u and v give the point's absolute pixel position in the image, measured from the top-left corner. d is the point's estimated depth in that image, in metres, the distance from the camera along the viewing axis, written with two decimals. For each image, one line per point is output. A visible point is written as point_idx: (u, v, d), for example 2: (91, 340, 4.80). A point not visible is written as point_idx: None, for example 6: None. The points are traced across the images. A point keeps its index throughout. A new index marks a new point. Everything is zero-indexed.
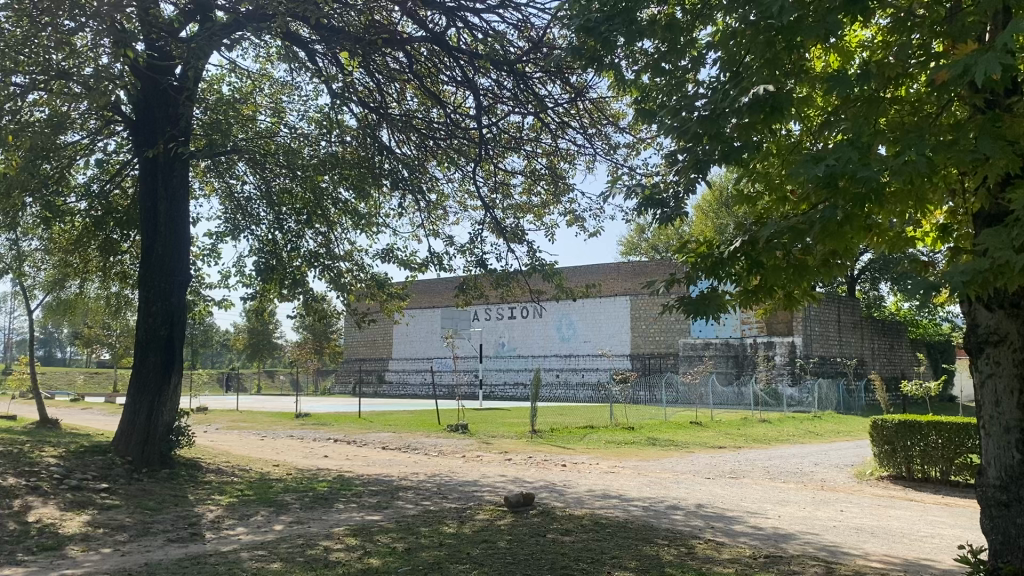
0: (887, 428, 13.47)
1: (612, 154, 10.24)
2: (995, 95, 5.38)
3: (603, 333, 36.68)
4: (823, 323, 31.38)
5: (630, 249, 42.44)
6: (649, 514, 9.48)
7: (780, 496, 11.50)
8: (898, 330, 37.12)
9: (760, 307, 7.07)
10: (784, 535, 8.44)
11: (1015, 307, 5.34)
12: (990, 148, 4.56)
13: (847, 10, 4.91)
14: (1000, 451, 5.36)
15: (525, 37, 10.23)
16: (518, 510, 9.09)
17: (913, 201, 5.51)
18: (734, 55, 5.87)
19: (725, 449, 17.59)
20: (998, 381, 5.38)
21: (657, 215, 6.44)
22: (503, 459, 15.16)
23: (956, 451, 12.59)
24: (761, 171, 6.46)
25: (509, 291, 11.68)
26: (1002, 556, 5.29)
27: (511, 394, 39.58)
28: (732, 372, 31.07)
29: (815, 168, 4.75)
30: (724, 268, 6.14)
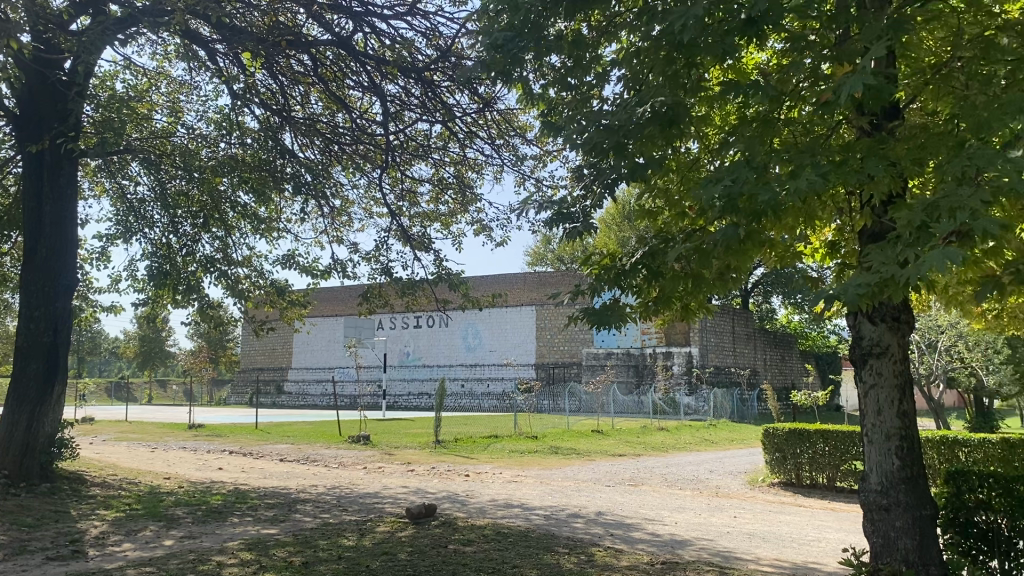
0: (777, 436, 14.03)
1: (520, 166, 10.30)
2: (878, 119, 5.67)
3: (509, 342, 36.79)
4: (718, 334, 32.36)
5: (537, 259, 42.82)
6: (551, 522, 9.54)
7: (677, 502, 11.77)
8: (789, 342, 38.65)
9: (659, 319, 7.22)
10: (681, 542, 8.63)
11: (896, 321, 5.65)
12: (875, 168, 4.82)
13: (746, 34, 5.12)
14: (882, 457, 5.62)
15: (434, 45, 10.20)
16: (419, 521, 8.99)
17: (805, 218, 5.75)
18: (637, 72, 6.02)
19: (625, 458, 17.89)
20: (881, 391, 5.65)
21: (567, 230, 6.46)
22: (405, 470, 15.00)
23: (841, 457, 13.15)
24: (662, 187, 6.66)
25: (415, 300, 11.60)
26: (882, 558, 5.53)
27: (414, 404, 39.31)
28: (633, 381, 31.85)
29: (717, 187, 4.93)
30: (626, 279, 6.23)
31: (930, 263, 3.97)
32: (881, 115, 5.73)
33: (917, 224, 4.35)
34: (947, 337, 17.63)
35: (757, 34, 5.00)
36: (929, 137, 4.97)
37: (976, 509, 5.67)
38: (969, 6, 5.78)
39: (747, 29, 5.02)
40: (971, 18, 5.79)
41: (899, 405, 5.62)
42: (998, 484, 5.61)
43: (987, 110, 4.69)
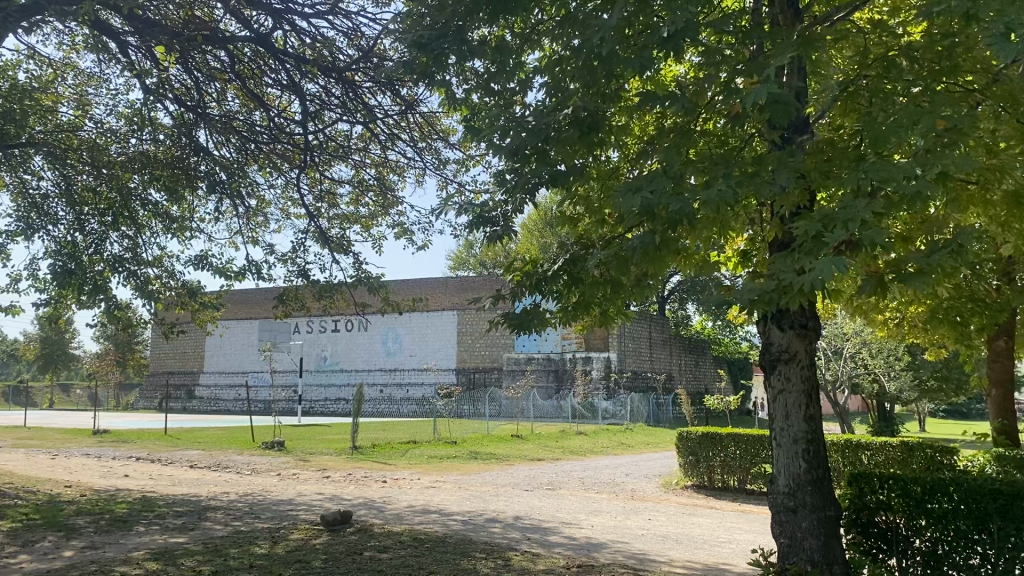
0: (691, 439, 14.32)
1: (442, 170, 10.25)
2: (788, 133, 5.85)
3: (428, 347, 36.55)
4: (636, 340, 32.88)
5: (458, 264, 42.74)
6: (468, 528, 9.52)
7: (594, 506, 11.89)
8: (703, 348, 39.56)
9: (579, 324, 7.29)
10: (596, 545, 8.73)
11: (804, 328, 5.83)
12: (784, 181, 4.98)
13: (663, 48, 5.21)
14: (789, 460, 5.80)
15: (356, 45, 10.07)
16: (335, 528, 8.83)
17: (718, 227, 5.90)
18: (559, 80, 6.05)
19: (543, 462, 18.00)
20: (788, 396, 5.84)
21: (487, 233, 6.47)
22: (320, 476, 14.73)
23: (751, 460, 13.52)
24: (583, 195, 6.75)
25: (333, 304, 11.42)
26: (789, 558, 5.69)
27: (331, 410, 38.81)
28: (552, 386, 32.07)
29: (634, 197, 5.02)
30: (547, 285, 6.30)
31: (830, 270, 4.13)
32: (792, 129, 5.91)
33: (815, 233, 4.54)
34: (852, 344, 18.33)
35: (675, 49, 5.10)
36: (835, 152, 5.17)
37: (877, 509, 5.87)
38: (875, 28, 6.03)
39: (664, 43, 5.11)
40: (877, 39, 6.05)
41: (806, 410, 5.82)
42: (897, 485, 5.82)
43: (886, 125, 4.87)
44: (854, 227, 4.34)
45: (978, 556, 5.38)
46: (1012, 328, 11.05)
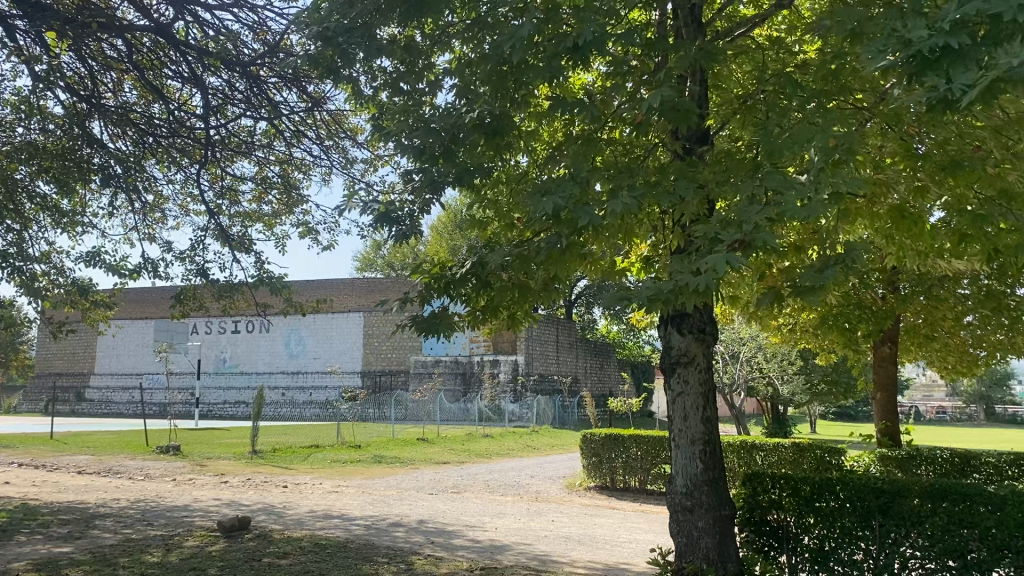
0: (594, 441, 14.53)
1: (349, 170, 10.09)
2: (690, 143, 6.03)
3: (333, 349, 35.98)
4: (544, 343, 33.12)
5: (366, 265, 42.22)
6: (371, 532, 9.42)
7: (498, 508, 11.95)
8: (607, 351, 40.22)
9: (487, 327, 7.33)
10: (499, 547, 8.76)
11: (702, 332, 6.02)
12: (685, 191, 5.14)
13: (570, 56, 5.27)
14: (687, 461, 5.97)
15: (261, 39, 9.84)
16: (232, 535, 8.59)
17: (622, 233, 6.02)
18: (468, 84, 6.04)
19: (449, 465, 17.96)
20: (687, 398, 6.02)
21: (394, 233, 6.39)
22: (218, 481, 14.29)
23: (652, 461, 13.83)
24: (492, 198, 6.82)
25: (233, 304, 11.11)
26: (686, 556, 5.85)
27: (231, 413, 37.73)
28: (459, 389, 32.13)
29: (541, 200, 5.09)
30: (455, 288, 6.29)
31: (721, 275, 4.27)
32: (694, 139, 6.10)
33: (711, 235, 4.73)
34: (749, 349, 18.97)
35: (582, 56, 5.18)
36: (732, 163, 5.34)
37: (769, 509, 6.05)
38: (773, 45, 6.28)
39: (571, 50, 5.18)
40: (774, 56, 6.30)
41: (704, 412, 6.01)
42: (788, 484, 6.03)
43: (780, 138, 5.06)
44: (745, 232, 4.51)
45: (862, 551, 5.62)
46: (895, 335, 11.64)
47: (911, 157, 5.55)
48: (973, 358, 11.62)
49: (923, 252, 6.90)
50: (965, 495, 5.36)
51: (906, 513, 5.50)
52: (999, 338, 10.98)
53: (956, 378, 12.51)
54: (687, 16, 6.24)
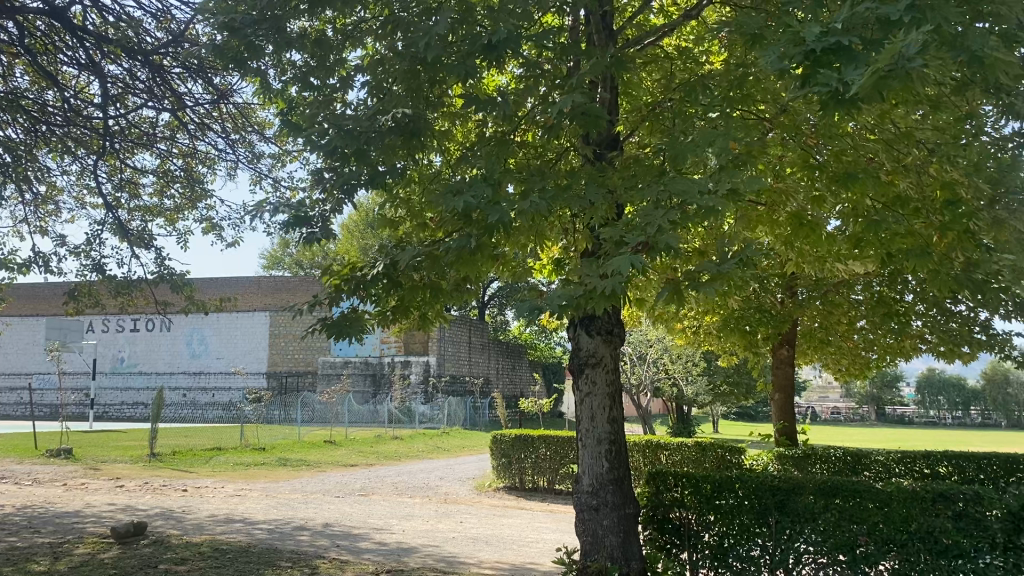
0: (504, 442, 14.56)
1: (256, 164, 9.84)
2: (601, 148, 6.15)
3: (238, 349, 35.02)
4: (455, 343, 33.01)
5: (273, 263, 41.24)
6: (275, 536, 9.21)
7: (405, 510, 11.84)
8: (518, 352, 40.43)
9: (397, 327, 7.27)
10: (406, 549, 8.69)
11: (610, 333, 6.15)
12: (595, 195, 5.23)
13: (484, 56, 5.28)
14: (593, 461, 6.07)
15: (164, 28, 9.51)
16: (127, 541, 8.26)
17: (533, 235, 6.07)
18: (381, 81, 5.96)
19: (357, 468, 17.71)
20: (594, 399, 6.13)
21: (304, 234, 6.25)
22: (112, 486, 13.71)
23: (560, 461, 14.00)
24: (404, 197, 6.80)
25: (130, 300, 10.67)
26: (591, 555, 5.93)
27: (128, 415, 36.31)
28: (369, 390, 31.83)
29: (452, 198, 5.09)
30: (365, 289, 6.17)
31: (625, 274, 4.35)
32: (604, 145, 6.22)
33: (617, 237, 4.84)
34: (655, 350, 19.38)
35: (495, 57, 5.19)
36: (639, 167, 5.45)
37: (672, 506, 6.17)
38: (680, 55, 6.48)
39: (485, 52, 5.20)
40: (681, 66, 6.48)
41: (610, 412, 6.13)
42: (690, 483, 6.14)
43: (685, 143, 5.19)
44: (648, 235, 4.63)
45: (759, 547, 5.78)
46: (793, 337, 12.09)
47: (808, 167, 5.76)
48: (865, 361, 12.13)
49: (821, 258, 7.19)
50: (856, 492, 5.58)
51: (800, 509, 5.69)
52: (889, 341, 11.47)
53: (849, 379, 13.03)
54: (598, 23, 6.35)
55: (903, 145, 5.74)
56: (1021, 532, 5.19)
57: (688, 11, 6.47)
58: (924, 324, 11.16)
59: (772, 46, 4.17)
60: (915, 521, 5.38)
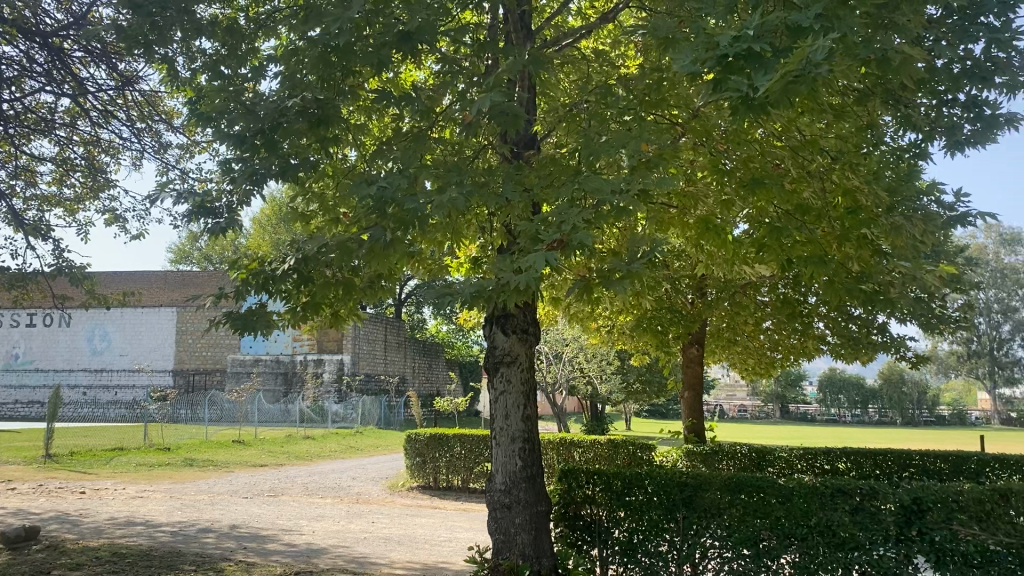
0: (418, 440, 14.48)
1: (163, 155, 9.49)
2: (517, 148, 6.16)
3: (142, 346, 33.78)
4: (371, 342, 32.61)
5: (181, 257, 39.96)
6: (178, 539, 8.91)
7: (316, 511, 11.63)
8: (435, 351, 40.26)
9: (308, 325, 7.14)
10: (316, 550, 8.54)
11: (524, 333, 6.19)
12: (511, 193, 5.25)
13: (399, 49, 5.21)
14: (506, 459, 6.10)
15: (65, 9, 9.08)
16: (17, 547, 7.84)
17: (449, 233, 6.02)
18: (294, 71, 5.80)
19: (267, 468, 17.32)
20: (509, 397, 6.15)
21: (209, 225, 6.13)
22: (3, 489, 13.02)
23: (475, 460, 13.99)
24: (317, 192, 6.68)
25: (25, 294, 10.14)
26: (502, 553, 5.93)
27: (22, 414, 34.61)
28: (280, 389, 31.18)
29: (367, 190, 5.01)
30: (275, 285, 5.94)
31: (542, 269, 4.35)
32: (521, 144, 6.24)
33: (532, 234, 4.85)
34: (571, 349, 19.58)
35: (410, 49, 5.14)
36: (555, 167, 5.49)
37: (583, 504, 6.25)
38: (597, 58, 6.56)
39: (401, 43, 5.13)
40: (597, 69, 6.57)
41: (524, 410, 6.17)
42: (601, 480, 6.24)
43: (600, 142, 5.23)
44: (564, 232, 4.65)
45: (667, 543, 5.89)
46: (702, 337, 12.40)
47: (718, 172, 5.91)
48: (770, 360, 12.49)
49: (728, 261, 7.39)
50: (759, 487, 5.72)
51: (707, 505, 5.82)
52: (793, 342, 11.85)
53: (754, 378, 13.41)
54: (517, 22, 6.38)
55: (808, 153, 5.95)
56: (912, 524, 5.31)
57: (605, 15, 6.57)
58: (827, 326, 11.57)
59: (685, 50, 4.25)
60: (814, 516, 5.52)
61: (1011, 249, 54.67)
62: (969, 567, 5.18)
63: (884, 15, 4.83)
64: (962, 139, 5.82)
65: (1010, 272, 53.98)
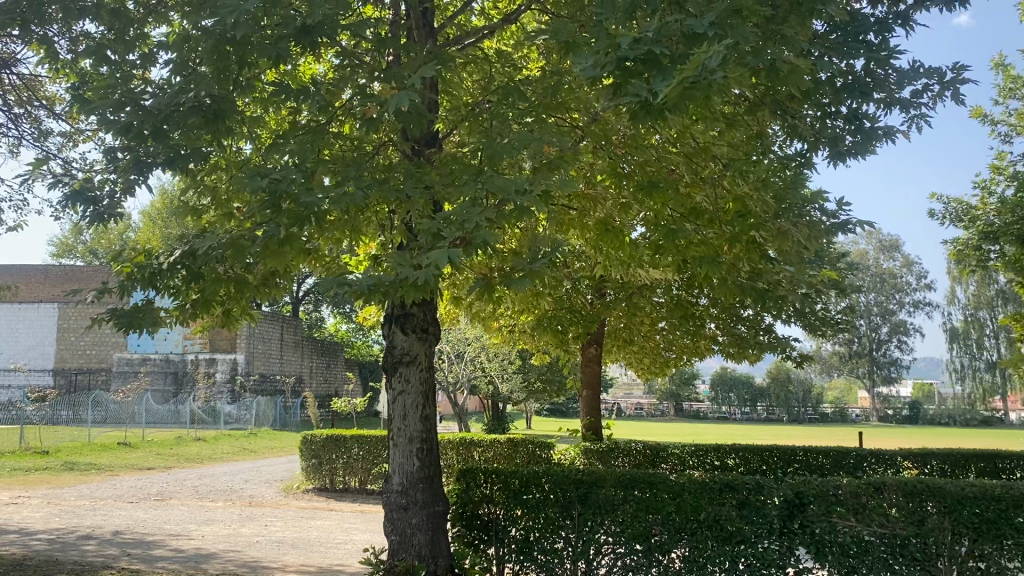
0: (314, 442, 14.20)
1: (43, 143, 9.00)
2: (418, 145, 6.12)
3: (20, 344, 32.05)
4: (267, 341, 31.80)
5: (63, 250, 38.07)
6: (55, 547, 8.47)
7: (205, 515, 11.24)
8: (335, 350, 39.66)
9: (198, 323, 6.90)
10: (205, 556, 8.27)
11: (424, 332, 6.15)
12: (411, 189, 5.18)
13: (297, 42, 5.09)
14: (403, 459, 6.05)
15: None
16: None
17: (348, 230, 5.93)
18: (187, 60, 5.58)
19: (154, 471, 16.66)
20: (407, 397, 6.09)
21: (89, 214, 5.87)
22: None
23: (372, 461, 13.81)
24: (208, 185, 6.47)
25: None
26: (398, 555, 5.89)
27: None
28: (170, 389, 30.05)
29: (261, 184, 4.88)
30: (163, 280, 5.73)
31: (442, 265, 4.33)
32: (422, 141, 6.20)
33: (434, 232, 4.83)
34: (472, 348, 19.57)
35: (310, 43, 5.05)
36: (456, 166, 5.48)
37: (481, 502, 6.25)
38: (499, 59, 6.59)
39: (299, 36, 5.03)
40: (500, 69, 6.59)
41: (423, 410, 6.13)
42: (499, 479, 6.25)
43: (502, 142, 5.25)
44: (466, 230, 4.64)
45: (562, 540, 5.96)
46: (601, 337, 12.61)
47: (616, 176, 6.03)
48: (664, 360, 12.79)
49: (626, 262, 7.55)
50: (652, 483, 5.85)
51: (602, 501, 5.90)
52: (685, 342, 12.18)
53: (649, 377, 13.72)
54: (419, 19, 6.33)
55: (701, 159, 6.12)
56: (794, 517, 5.52)
57: (507, 16, 6.59)
58: (718, 327, 11.95)
59: (586, 54, 4.31)
60: (704, 511, 5.68)
61: (889, 255, 57.73)
62: (845, 557, 5.44)
63: (775, 27, 5.01)
64: (845, 149, 6.13)
65: (888, 276, 57.08)
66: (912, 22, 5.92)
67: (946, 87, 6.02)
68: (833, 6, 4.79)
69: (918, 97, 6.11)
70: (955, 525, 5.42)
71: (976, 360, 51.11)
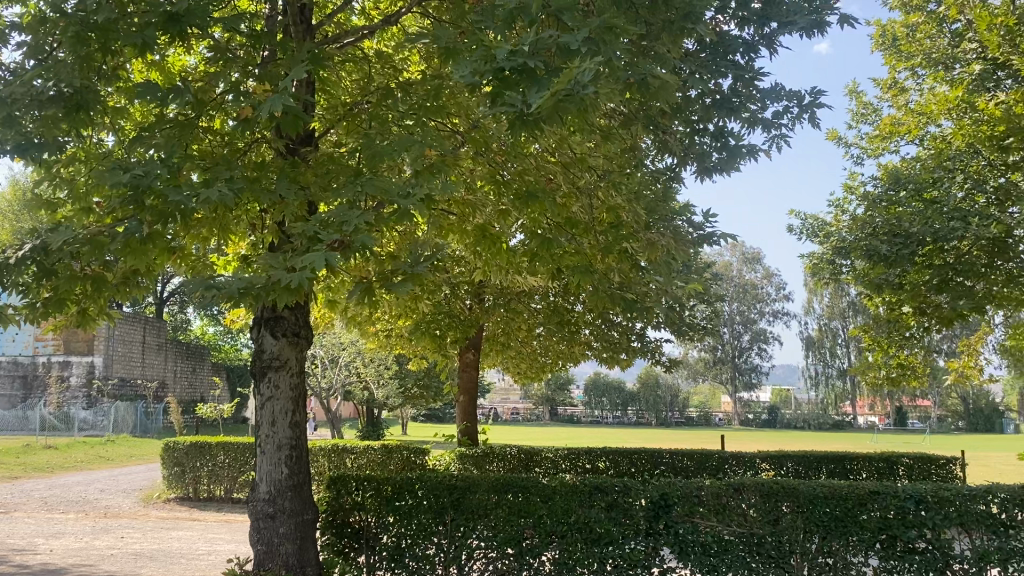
0: (177, 449, 13.60)
1: None
2: (293, 144, 5.97)
3: None
4: (127, 344, 30.28)
5: None
6: None
7: (53, 528, 10.52)
8: (201, 354, 38.20)
9: (49, 323, 6.47)
10: (51, 572, 7.74)
11: (295, 336, 6.00)
12: (284, 191, 5.02)
13: (166, 30, 4.84)
14: (271, 467, 5.86)
15: None
16: None
17: (217, 228, 5.73)
18: (43, 43, 5.22)
19: None
20: (276, 403, 5.91)
21: None
22: None
23: (239, 469, 13.33)
24: (65, 177, 6.10)
25: None
26: (264, 565, 5.68)
27: None
28: (17, 394, 28.11)
29: (122, 178, 4.62)
30: (8, 275, 5.33)
31: (318, 265, 4.22)
32: (297, 139, 6.05)
33: (309, 233, 4.72)
34: (347, 353, 19.20)
35: (179, 32, 4.84)
36: (333, 167, 5.39)
37: (351, 510, 6.14)
38: (378, 59, 6.51)
39: (167, 24, 4.80)
40: (379, 70, 6.50)
41: (292, 416, 5.96)
42: (371, 486, 6.18)
43: (380, 144, 5.17)
44: (342, 233, 4.54)
45: (434, 546, 5.93)
46: (478, 343, 12.67)
47: (495, 183, 6.06)
48: (541, 365, 12.98)
49: (502, 268, 7.61)
50: (524, 487, 5.91)
51: (474, 506, 5.92)
52: (560, 348, 12.40)
53: (526, 382, 13.87)
54: (297, 15, 6.15)
55: (578, 169, 6.22)
56: (659, 518, 5.71)
57: (388, 17, 6.51)
58: (592, 333, 12.17)
59: (466, 61, 4.31)
60: (573, 513, 5.78)
61: (752, 267, 61.81)
62: (706, 556, 5.65)
63: (650, 45, 5.17)
64: (711, 165, 6.57)
65: (750, 287, 60.21)
66: (776, 46, 6.24)
67: (804, 110, 6.38)
68: (703, 26, 4.99)
69: (778, 118, 6.46)
70: (806, 523, 5.71)
71: (828, 366, 55.20)
